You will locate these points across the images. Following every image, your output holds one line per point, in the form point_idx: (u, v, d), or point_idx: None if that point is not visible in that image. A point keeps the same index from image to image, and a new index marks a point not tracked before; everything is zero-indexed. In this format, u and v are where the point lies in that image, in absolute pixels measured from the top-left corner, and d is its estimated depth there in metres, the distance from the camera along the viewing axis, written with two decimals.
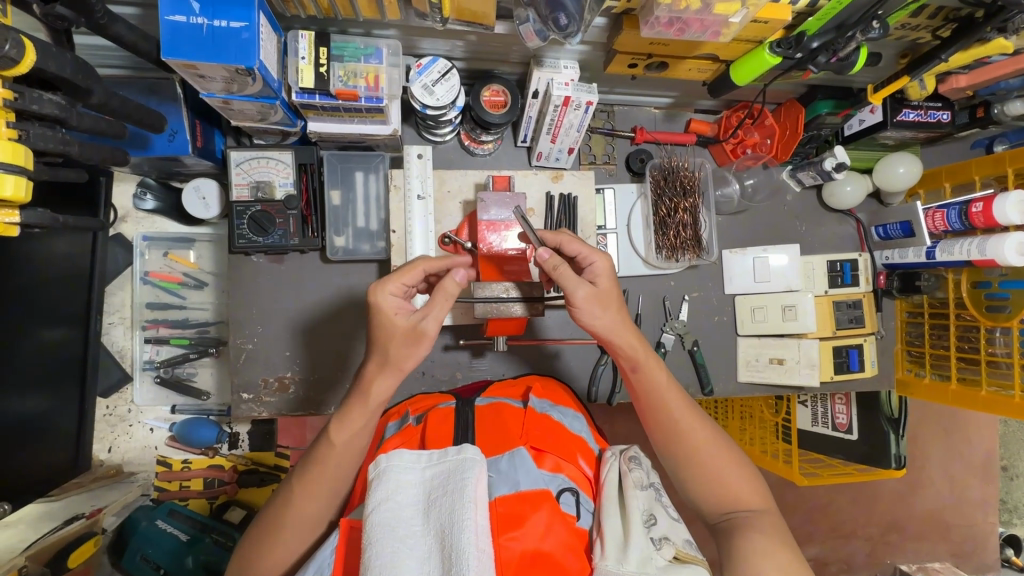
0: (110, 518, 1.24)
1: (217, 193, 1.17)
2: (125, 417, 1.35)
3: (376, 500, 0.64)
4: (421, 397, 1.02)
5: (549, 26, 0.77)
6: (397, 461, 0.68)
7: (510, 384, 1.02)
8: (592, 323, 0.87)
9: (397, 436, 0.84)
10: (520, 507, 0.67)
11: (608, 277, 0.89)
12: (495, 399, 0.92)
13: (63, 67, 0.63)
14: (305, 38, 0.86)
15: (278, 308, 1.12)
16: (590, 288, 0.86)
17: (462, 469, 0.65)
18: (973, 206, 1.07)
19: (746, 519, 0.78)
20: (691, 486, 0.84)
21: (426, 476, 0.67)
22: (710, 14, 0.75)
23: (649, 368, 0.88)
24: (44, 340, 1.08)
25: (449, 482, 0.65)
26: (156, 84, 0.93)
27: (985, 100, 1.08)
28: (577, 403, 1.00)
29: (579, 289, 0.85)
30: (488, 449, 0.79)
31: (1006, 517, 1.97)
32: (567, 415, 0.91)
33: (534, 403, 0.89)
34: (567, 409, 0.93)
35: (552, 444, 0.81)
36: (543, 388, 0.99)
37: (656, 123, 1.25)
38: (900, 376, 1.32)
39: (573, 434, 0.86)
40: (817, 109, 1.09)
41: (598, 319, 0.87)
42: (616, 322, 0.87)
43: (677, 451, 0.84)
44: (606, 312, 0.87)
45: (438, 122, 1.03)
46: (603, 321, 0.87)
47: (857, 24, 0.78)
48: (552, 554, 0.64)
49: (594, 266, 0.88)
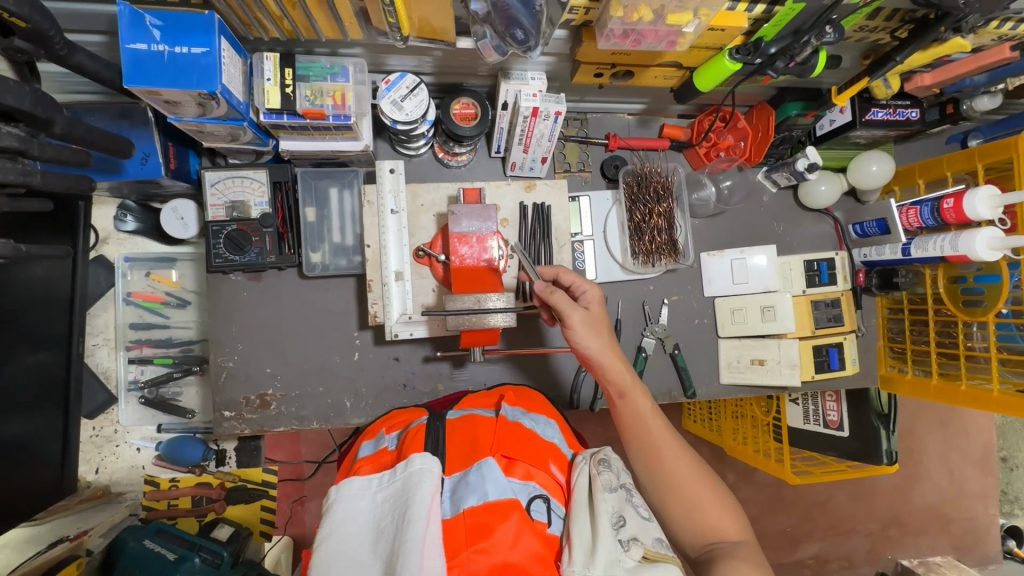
0: (94, 539, 1.20)
1: (195, 213, 1.18)
2: (111, 438, 1.36)
3: (327, 529, 0.68)
4: (397, 412, 1.03)
5: (507, 42, 0.79)
6: (350, 489, 0.72)
7: (483, 394, 1.03)
8: (585, 344, 0.89)
9: (369, 456, 0.83)
10: (488, 517, 0.68)
11: (598, 303, 0.93)
12: (466, 411, 0.93)
13: (21, 99, 0.64)
14: (270, 60, 0.87)
15: (257, 325, 1.12)
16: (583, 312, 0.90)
17: (413, 481, 0.69)
18: (945, 202, 1.08)
19: (726, 548, 0.80)
20: (673, 515, 0.85)
21: (379, 498, 0.71)
22: (663, 25, 0.76)
23: (635, 397, 0.89)
24: (24, 364, 1.09)
25: (401, 498, 0.68)
26: (127, 108, 0.94)
27: (954, 97, 1.08)
28: (553, 411, 1.00)
29: (574, 312, 0.89)
30: (460, 462, 0.79)
31: (1006, 509, 1.97)
32: (539, 422, 0.91)
33: (506, 412, 0.90)
34: (540, 415, 0.94)
35: (523, 451, 0.81)
36: (516, 396, 0.99)
37: (629, 129, 1.26)
38: (883, 373, 1.32)
39: (545, 441, 0.87)
40: (787, 111, 1.11)
41: (591, 340, 0.89)
42: (608, 344, 0.90)
43: (659, 480, 0.86)
44: (598, 333, 0.90)
45: (410, 136, 1.04)
46: (593, 343, 0.89)
47: (812, 29, 0.79)
48: (520, 563, 0.65)
49: (586, 295, 0.93)
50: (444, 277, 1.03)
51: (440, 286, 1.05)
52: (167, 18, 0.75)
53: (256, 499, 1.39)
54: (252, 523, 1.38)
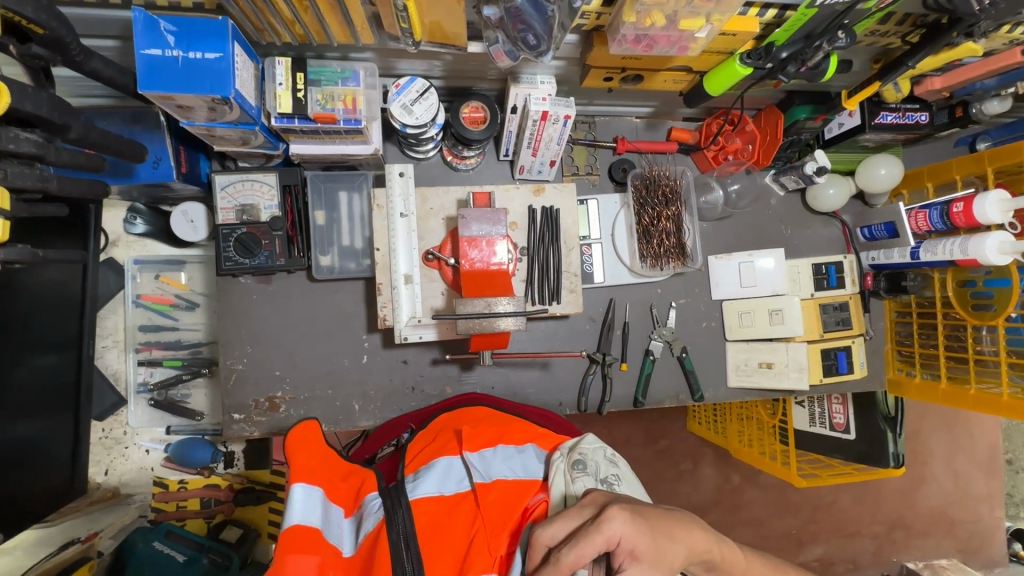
0: (105, 541, 1.21)
1: (205, 216, 1.18)
2: (120, 440, 1.37)
3: None
4: (326, 449, 0.89)
5: (519, 46, 0.80)
6: None
7: (432, 434, 0.93)
8: (678, 561, 0.69)
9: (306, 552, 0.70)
10: None
11: (639, 536, 0.65)
12: (426, 476, 0.80)
13: (39, 105, 0.64)
14: (281, 65, 0.88)
15: (267, 328, 1.13)
16: (645, 566, 0.65)
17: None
18: (954, 206, 1.07)
19: None
20: None
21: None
22: (676, 30, 0.76)
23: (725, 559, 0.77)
24: (35, 367, 1.09)
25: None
26: (139, 113, 0.95)
27: (964, 101, 1.08)
28: (511, 429, 0.92)
29: None
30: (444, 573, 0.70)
31: (1012, 512, 1.96)
32: (511, 463, 0.83)
33: (477, 472, 0.80)
34: (508, 451, 0.85)
35: (511, 529, 0.74)
36: (472, 429, 0.90)
37: (637, 132, 1.26)
38: (891, 377, 1.31)
39: (522, 484, 0.80)
40: (795, 115, 1.10)
41: (683, 552, 0.69)
42: (670, 524, 0.70)
43: None
44: (673, 559, 0.68)
45: (419, 140, 1.04)
46: (677, 561, 0.68)
47: (824, 34, 0.80)
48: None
49: (621, 538, 0.64)
50: (454, 280, 1.03)
51: (449, 289, 1.05)
52: (181, 24, 0.76)
53: (263, 501, 1.37)
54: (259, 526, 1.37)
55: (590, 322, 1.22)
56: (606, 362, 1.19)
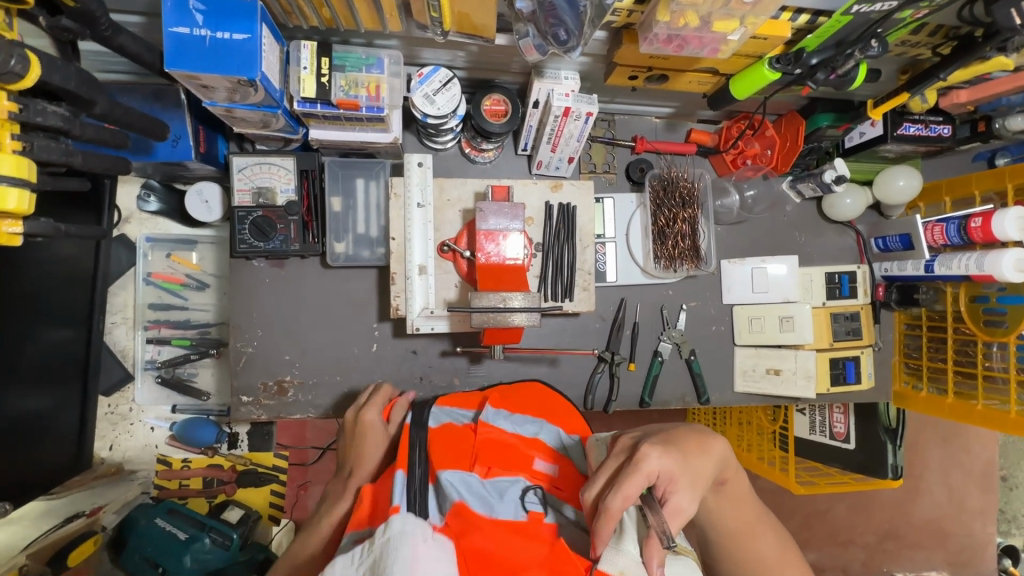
0: (110, 516, 1.24)
1: (220, 197, 1.18)
2: (126, 416, 1.37)
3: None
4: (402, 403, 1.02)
5: (548, 41, 0.79)
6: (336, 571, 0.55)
7: (469, 394, 1.00)
8: (712, 473, 0.71)
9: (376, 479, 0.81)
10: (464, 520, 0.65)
11: (672, 464, 0.66)
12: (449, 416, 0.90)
13: (67, 79, 0.64)
14: (308, 49, 0.87)
15: (278, 312, 1.13)
16: (688, 489, 0.66)
17: (393, 547, 0.55)
18: (972, 221, 1.07)
19: None
20: None
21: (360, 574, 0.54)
22: (709, 31, 0.76)
23: (736, 480, 0.79)
24: (45, 341, 1.10)
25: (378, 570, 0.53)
26: (161, 90, 0.94)
27: (987, 115, 1.07)
28: (542, 404, 0.97)
29: (690, 502, 0.66)
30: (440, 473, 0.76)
31: (1004, 528, 1.96)
32: (526, 419, 0.89)
33: (486, 414, 0.86)
34: (529, 414, 0.91)
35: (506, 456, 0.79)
36: (502, 397, 0.97)
37: (656, 132, 1.25)
38: (897, 389, 1.32)
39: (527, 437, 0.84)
40: (818, 122, 1.10)
41: (715, 462, 0.72)
42: (694, 438, 0.73)
43: (738, 556, 0.78)
44: (706, 471, 0.70)
45: (439, 130, 1.04)
46: (710, 470, 0.71)
47: (857, 43, 0.79)
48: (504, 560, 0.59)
49: (660, 469, 0.65)
50: (468, 273, 1.03)
51: (463, 281, 1.05)
52: (210, 3, 0.75)
53: (264, 483, 1.39)
54: (257, 505, 1.39)
55: (600, 321, 1.22)
56: (614, 362, 1.19)
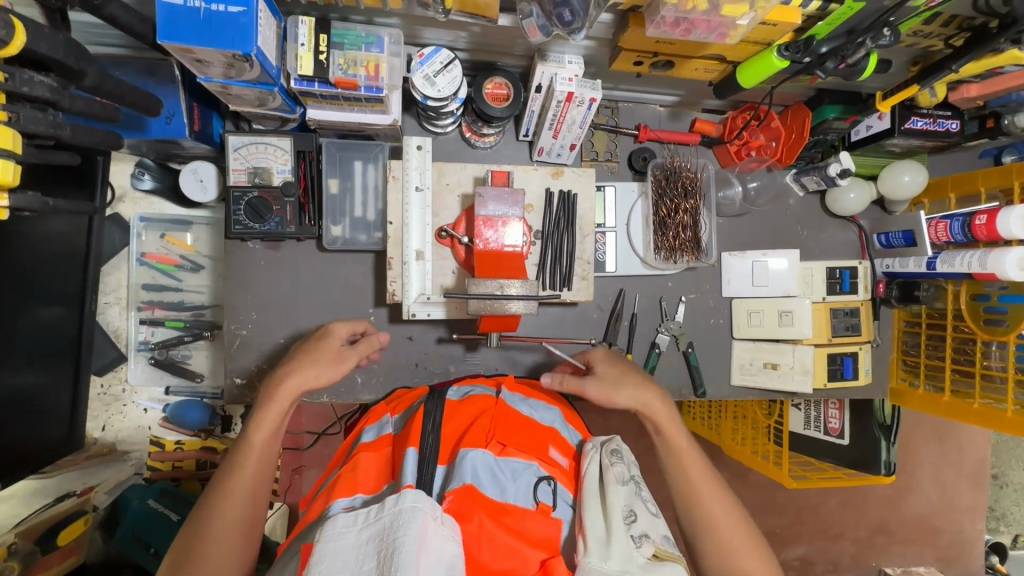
0: (99, 495, 1.28)
1: (215, 176, 1.16)
2: (119, 397, 1.36)
3: (333, 539, 0.57)
4: (404, 393, 1.03)
5: (553, 22, 0.77)
6: (333, 526, 0.58)
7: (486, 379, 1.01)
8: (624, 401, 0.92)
9: (370, 445, 0.79)
10: (470, 505, 0.64)
11: (607, 361, 0.99)
12: (467, 394, 0.90)
13: (54, 48, 0.62)
14: (305, 25, 0.85)
15: (273, 294, 1.11)
16: (599, 384, 0.94)
17: (405, 524, 0.56)
18: (977, 218, 1.06)
19: None
20: (705, 554, 0.83)
21: (364, 537, 0.57)
22: (717, 15, 0.74)
23: (676, 437, 0.90)
24: (37, 318, 1.09)
25: (386, 545, 0.55)
26: (154, 65, 0.92)
27: (996, 111, 1.06)
28: (553, 400, 0.98)
29: (590, 386, 0.94)
30: (449, 449, 0.76)
31: (993, 525, 1.98)
32: (538, 408, 0.89)
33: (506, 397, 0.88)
34: (540, 402, 0.91)
35: (511, 432, 0.78)
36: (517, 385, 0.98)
37: (660, 121, 1.23)
38: (894, 385, 1.31)
39: (543, 425, 0.84)
40: (824, 114, 1.08)
41: (630, 398, 0.92)
42: (619, 371, 0.97)
43: (695, 518, 0.85)
44: (622, 395, 0.92)
45: (439, 113, 1.02)
46: (630, 398, 0.92)
47: (868, 31, 0.77)
48: (490, 566, 0.60)
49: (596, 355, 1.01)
50: (465, 260, 1.01)
51: (461, 268, 1.03)
52: None
53: None
54: None
55: (598, 311, 1.21)
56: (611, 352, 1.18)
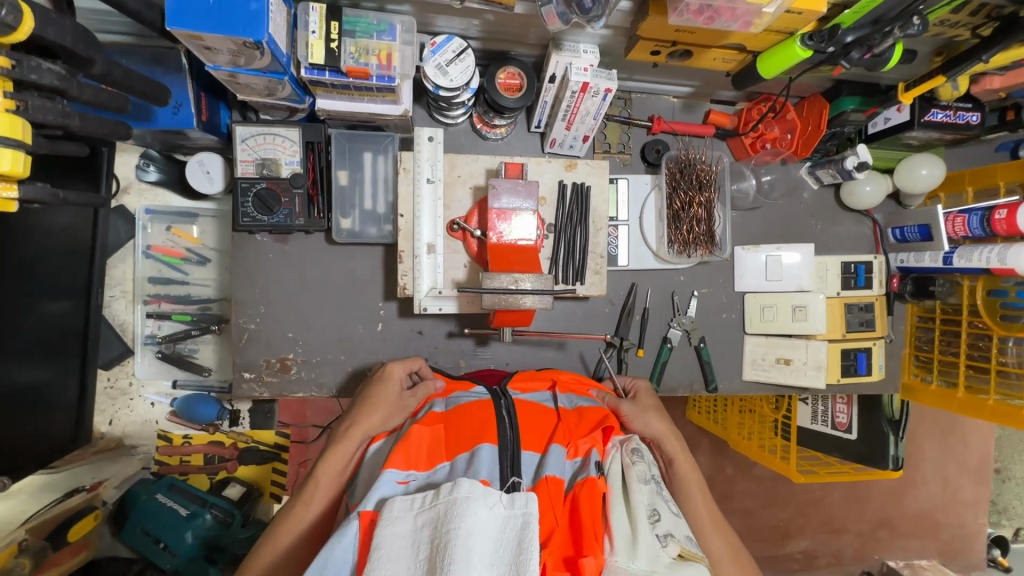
0: (111, 492, 1.25)
1: (222, 168, 1.14)
2: (126, 391, 1.35)
3: (392, 523, 0.60)
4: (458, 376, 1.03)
5: (572, 9, 0.75)
6: (391, 508, 0.62)
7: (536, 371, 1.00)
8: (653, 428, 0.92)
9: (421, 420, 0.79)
10: None
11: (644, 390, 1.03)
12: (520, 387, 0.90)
13: (62, 34, 0.60)
14: (316, 11, 0.83)
15: (281, 288, 1.10)
16: (632, 406, 0.96)
17: (457, 513, 0.59)
18: (995, 213, 1.04)
19: None
20: None
21: (419, 523, 0.61)
22: (742, 3, 0.72)
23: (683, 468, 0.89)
24: (43, 312, 1.07)
25: (438, 534, 0.58)
26: (161, 54, 0.90)
27: (1018, 103, 1.04)
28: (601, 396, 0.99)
29: (625, 403, 0.96)
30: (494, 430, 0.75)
31: (995, 519, 1.97)
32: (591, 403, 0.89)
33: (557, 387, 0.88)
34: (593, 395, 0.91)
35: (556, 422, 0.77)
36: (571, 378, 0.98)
37: (674, 112, 1.21)
38: (906, 381, 1.30)
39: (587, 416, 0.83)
40: (842, 105, 1.05)
41: (659, 425, 0.93)
42: (653, 402, 1.00)
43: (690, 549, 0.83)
44: (652, 423, 0.93)
45: (450, 104, 1.00)
46: (659, 423, 0.93)
47: (896, 20, 0.75)
48: None
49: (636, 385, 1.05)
50: (478, 253, 1.00)
51: (473, 261, 1.02)
52: None
53: (268, 461, 1.38)
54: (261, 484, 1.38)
55: (609, 305, 1.20)
56: (622, 347, 1.17)
